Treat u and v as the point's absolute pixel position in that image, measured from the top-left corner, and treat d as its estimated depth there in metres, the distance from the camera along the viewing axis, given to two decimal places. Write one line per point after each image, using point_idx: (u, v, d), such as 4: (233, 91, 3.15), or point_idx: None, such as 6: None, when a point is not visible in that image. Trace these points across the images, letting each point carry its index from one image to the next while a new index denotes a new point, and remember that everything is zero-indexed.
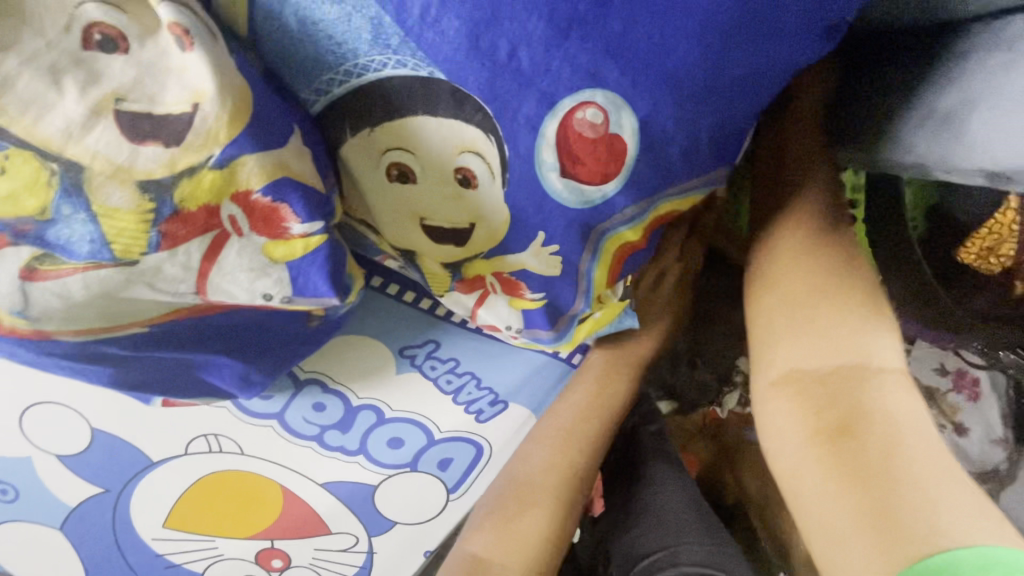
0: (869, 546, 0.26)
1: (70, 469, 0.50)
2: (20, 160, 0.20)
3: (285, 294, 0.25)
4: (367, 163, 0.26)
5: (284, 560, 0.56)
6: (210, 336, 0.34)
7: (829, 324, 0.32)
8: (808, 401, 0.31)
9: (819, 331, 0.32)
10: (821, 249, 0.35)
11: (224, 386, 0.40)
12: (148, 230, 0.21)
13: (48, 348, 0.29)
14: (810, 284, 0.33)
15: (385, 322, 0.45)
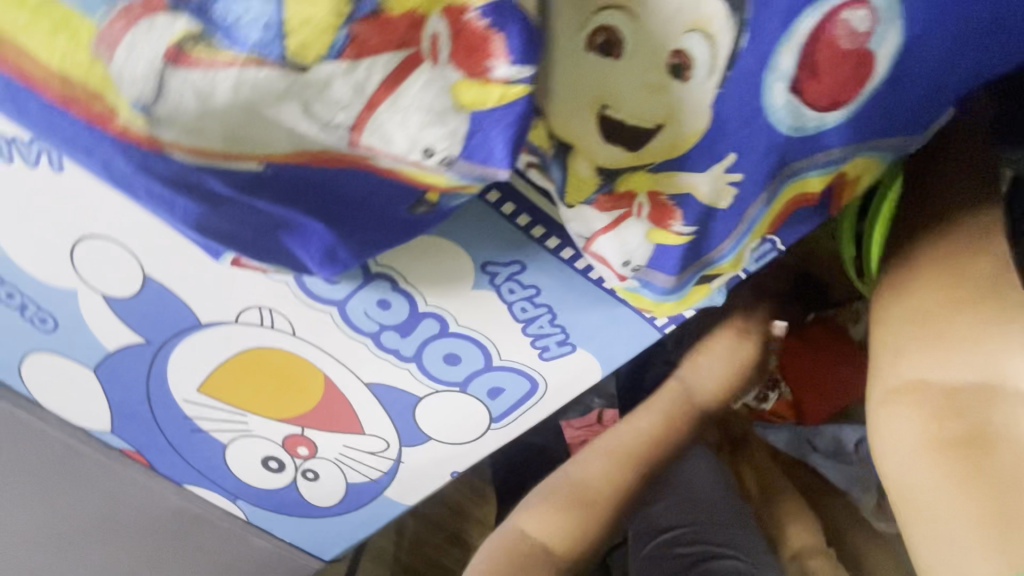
0: (984, 555, 0.34)
1: (114, 312, 0.48)
2: None
3: (448, 159, 0.22)
4: (569, 22, 0.21)
5: (309, 450, 0.55)
6: (314, 198, 0.30)
7: (976, 347, 0.38)
8: (933, 407, 0.38)
9: (947, 347, 0.39)
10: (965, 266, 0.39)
11: (305, 260, 0.37)
12: (340, 25, 0.19)
13: (152, 166, 0.26)
14: (982, 320, 0.38)
15: (474, 231, 0.42)
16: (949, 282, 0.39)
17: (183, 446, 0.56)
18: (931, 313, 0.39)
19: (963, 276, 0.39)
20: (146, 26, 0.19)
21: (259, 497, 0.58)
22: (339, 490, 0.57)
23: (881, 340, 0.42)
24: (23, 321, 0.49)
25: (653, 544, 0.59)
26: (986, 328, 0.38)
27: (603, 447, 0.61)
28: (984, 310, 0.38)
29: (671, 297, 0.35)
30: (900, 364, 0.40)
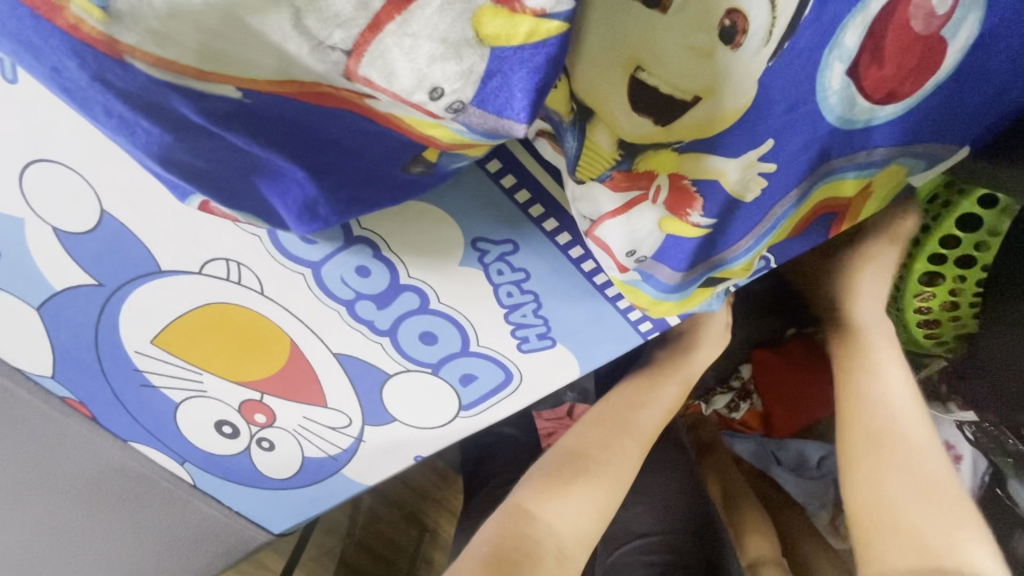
0: None
1: (65, 249, 0.44)
2: None
3: (458, 104, 0.19)
4: None
5: (266, 418, 0.51)
6: (295, 140, 0.27)
7: (946, 535, 0.43)
8: (915, 574, 0.42)
9: (933, 518, 0.44)
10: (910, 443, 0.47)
11: (281, 211, 0.33)
12: None
13: (108, 74, 0.22)
14: (935, 496, 0.45)
15: (468, 202, 0.39)
16: (909, 465, 0.46)
17: (130, 401, 0.52)
18: (902, 493, 0.45)
19: (918, 475, 0.45)
20: None
21: (209, 463, 0.55)
22: (294, 463, 0.53)
23: (856, 523, 0.46)
24: None
25: (622, 550, 0.59)
26: (947, 504, 0.44)
27: (594, 416, 0.55)
28: (934, 494, 0.45)
29: (671, 297, 0.33)
30: (881, 541, 0.44)
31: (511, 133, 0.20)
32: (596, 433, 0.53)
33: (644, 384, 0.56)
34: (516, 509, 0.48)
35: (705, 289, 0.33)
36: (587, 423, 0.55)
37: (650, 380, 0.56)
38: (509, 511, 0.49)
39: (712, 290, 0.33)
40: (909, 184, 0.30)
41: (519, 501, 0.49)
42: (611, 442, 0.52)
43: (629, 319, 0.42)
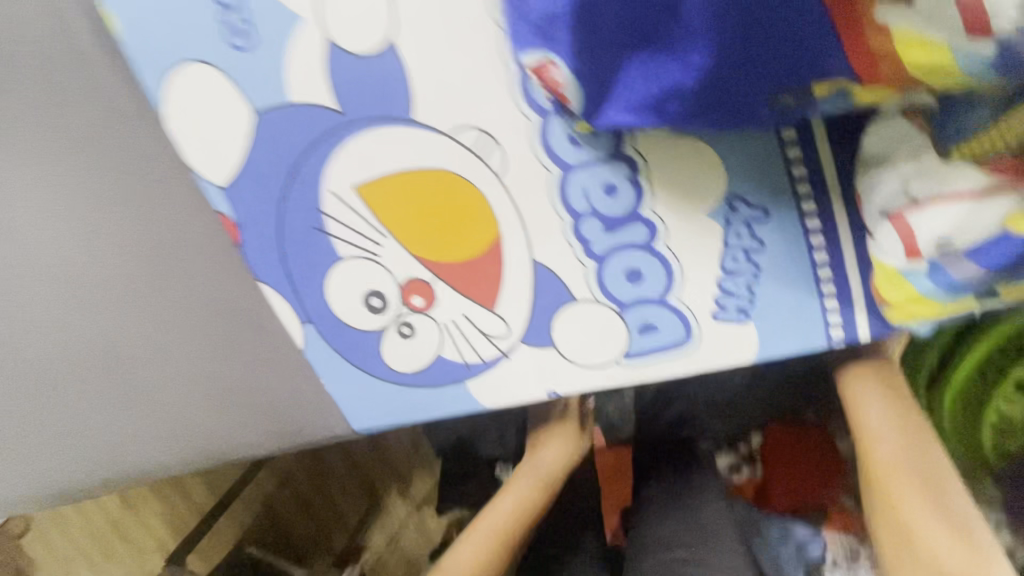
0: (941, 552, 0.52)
1: (325, 64, 0.43)
2: None
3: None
4: None
5: (423, 304, 0.50)
6: (744, 23, 0.29)
7: (907, 425, 0.56)
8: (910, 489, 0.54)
9: (907, 437, 0.56)
10: (901, 405, 0.57)
11: (627, 94, 0.34)
12: None
13: None
14: (902, 426, 0.56)
15: (746, 157, 0.41)
16: (896, 411, 0.56)
17: (290, 241, 0.49)
18: (886, 424, 0.56)
19: (891, 406, 0.57)
20: None
21: (334, 332, 0.52)
22: (424, 359, 0.52)
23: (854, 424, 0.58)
24: (219, 22, 0.43)
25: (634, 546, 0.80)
26: (888, 417, 0.56)
27: (485, 530, 0.70)
28: (886, 417, 0.56)
29: (940, 295, 0.36)
30: (880, 466, 0.55)
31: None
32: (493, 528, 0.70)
33: (514, 517, 0.72)
34: (461, 562, 0.68)
35: (963, 303, 0.37)
36: (477, 538, 0.69)
37: (522, 507, 0.73)
38: (454, 563, 0.68)
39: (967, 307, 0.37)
40: None
41: (463, 557, 0.68)
42: (492, 558, 0.68)
43: (826, 317, 0.44)
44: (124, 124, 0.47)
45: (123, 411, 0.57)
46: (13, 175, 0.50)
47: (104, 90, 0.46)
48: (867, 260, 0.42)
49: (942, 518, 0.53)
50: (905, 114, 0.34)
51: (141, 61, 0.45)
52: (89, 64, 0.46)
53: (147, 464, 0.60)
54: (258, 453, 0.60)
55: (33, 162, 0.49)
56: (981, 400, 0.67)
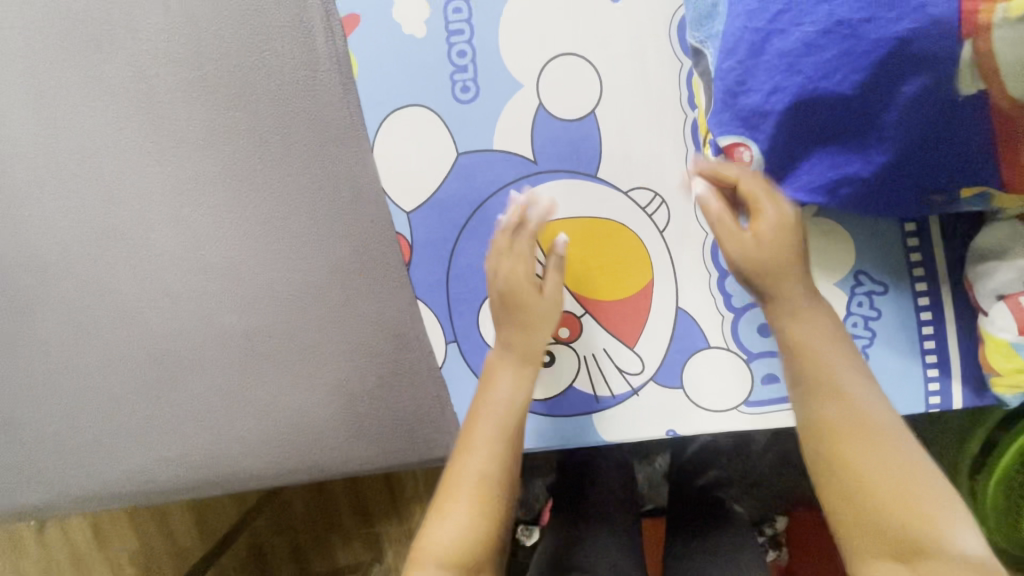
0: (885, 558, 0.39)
1: (532, 123, 0.52)
2: None
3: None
4: None
5: (568, 335, 0.55)
6: (932, 136, 0.38)
7: (836, 367, 0.44)
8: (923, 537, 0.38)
9: (841, 364, 0.44)
10: (823, 318, 0.45)
11: (808, 177, 0.43)
12: None
13: (937, 30, 0.34)
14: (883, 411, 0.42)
15: (869, 241, 0.50)
16: (817, 322, 0.45)
17: (460, 265, 0.55)
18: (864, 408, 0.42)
19: (799, 304, 0.46)
20: None
21: (477, 353, 0.57)
22: (557, 389, 0.56)
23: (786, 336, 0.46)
24: (448, 79, 0.52)
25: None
26: (860, 390, 0.43)
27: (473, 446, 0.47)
28: (825, 346, 0.45)
29: None
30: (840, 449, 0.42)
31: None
32: (485, 441, 0.47)
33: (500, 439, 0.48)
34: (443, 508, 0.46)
35: None
36: (460, 468, 0.47)
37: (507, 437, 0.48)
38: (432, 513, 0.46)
39: None
40: None
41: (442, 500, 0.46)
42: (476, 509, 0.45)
43: (927, 385, 0.51)
44: (334, 145, 0.54)
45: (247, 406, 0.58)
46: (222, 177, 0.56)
47: (328, 114, 0.54)
48: (964, 336, 0.50)
49: (882, 430, 0.42)
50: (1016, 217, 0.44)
51: (373, 100, 0.54)
52: (316, 93, 0.53)
53: (249, 468, 0.59)
54: (359, 475, 0.59)
55: (244, 168, 0.56)
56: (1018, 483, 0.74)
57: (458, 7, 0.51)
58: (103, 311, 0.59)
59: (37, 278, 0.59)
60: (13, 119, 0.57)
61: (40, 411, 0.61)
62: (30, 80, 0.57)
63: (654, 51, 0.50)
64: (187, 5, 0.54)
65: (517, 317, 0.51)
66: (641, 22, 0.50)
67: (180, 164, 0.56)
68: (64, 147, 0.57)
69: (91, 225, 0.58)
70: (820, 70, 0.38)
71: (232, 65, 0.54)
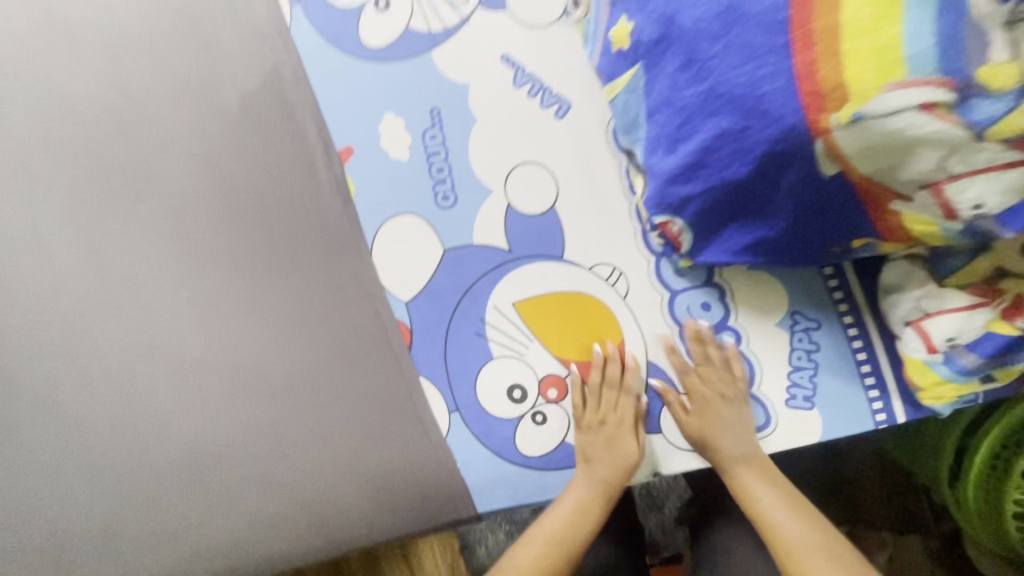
0: None
1: (504, 220, 0.62)
2: (988, 71, 0.36)
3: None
4: None
5: (557, 395, 0.63)
6: (816, 208, 0.47)
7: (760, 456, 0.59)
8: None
9: (760, 457, 0.59)
10: (738, 419, 0.59)
11: (730, 242, 0.53)
12: (999, 138, 0.38)
13: (792, 137, 0.43)
14: (788, 492, 0.59)
15: (799, 286, 0.59)
16: (739, 425, 0.59)
17: (455, 344, 0.63)
18: (772, 484, 0.59)
19: (728, 417, 0.59)
20: (932, 90, 0.37)
21: (478, 419, 0.63)
22: (552, 444, 0.63)
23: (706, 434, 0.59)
24: (430, 191, 0.62)
25: None
26: (771, 470, 0.59)
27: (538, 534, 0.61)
28: (744, 445, 0.59)
29: (957, 378, 0.51)
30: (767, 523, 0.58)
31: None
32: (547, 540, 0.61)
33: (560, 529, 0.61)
34: None
35: (962, 389, 0.52)
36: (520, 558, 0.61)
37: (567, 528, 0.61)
38: None
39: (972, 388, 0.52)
40: None
41: None
42: None
43: (871, 405, 0.59)
44: (340, 253, 0.63)
45: (263, 494, 0.62)
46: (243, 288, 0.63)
47: (331, 228, 0.63)
48: (892, 360, 0.58)
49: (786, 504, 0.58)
50: (908, 257, 0.52)
51: (366, 212, 0.64)
52: (320, 210, 0.63)
53: (272, 553, 0.63)
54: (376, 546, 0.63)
55: (253, 276, 0.63)
56: (997, 484, 0.78)
57: (433, 134, 0.62)
58: (132, 422, 0.63)
59: (68, 397, 0.63)
60: (48, 255, 0.63)
61: (61, 521, 0.63)
62: (64, 219, 0.63)
63: (597, 153, 0.60)
64: (194, 144, 0.63)
65: (611, 460, 0.61)
66: (585, 130, 0.60)
67: (204, 281, 0.63)
68: (84, 271, 0.63)
69: (122, 343, 0.63)
70: (715, 169, 0.48)
71: (240, 193, 0.63)
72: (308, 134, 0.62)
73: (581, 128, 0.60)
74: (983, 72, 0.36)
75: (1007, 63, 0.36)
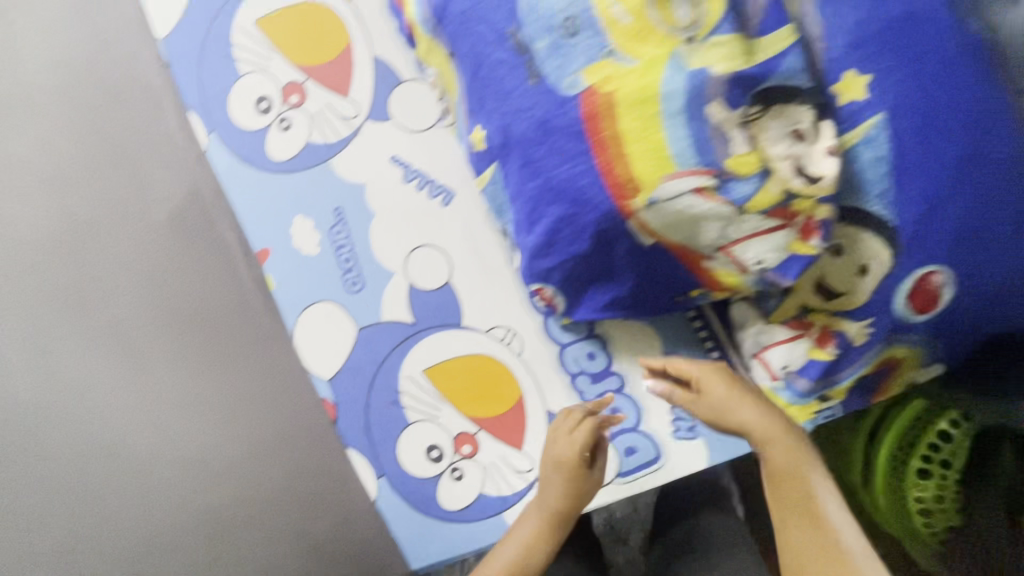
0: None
1: (408, 297, 0.70)
2: (735, 161, 0.46)
3: (831, 215, 0.47)
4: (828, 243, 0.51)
5: (471, 450, 0.69)
6: (648, 270, 0.56)
7: (780, 422, 0.54)
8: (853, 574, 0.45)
9: (779, 423, 0.54)
10: (738, 393, 0.57)
11: (593, 301, 0.61)
12: (757, 210, 0.47)
13: (609, 220, 0.52)
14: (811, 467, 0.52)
15: (668, 329, 0.67)
16: (745, 397, 0.56)
17: (376, 413, 0.70)
18: (791, 456, 0.52)
19: (731, 391, 0.57)
20: (698, 178, 0.47)
21: (402, 482, 0.70)
22: (472, 496, 0.69)
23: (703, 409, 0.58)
24: (340, 279, 0.70)
25: None
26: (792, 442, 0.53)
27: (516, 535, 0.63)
28: (748, 409, 0.56)
29: (798, 399, 0.59)
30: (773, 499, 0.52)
31: (874, 221, 0.49)
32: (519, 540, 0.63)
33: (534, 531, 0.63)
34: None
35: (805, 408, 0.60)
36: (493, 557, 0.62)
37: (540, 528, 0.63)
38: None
39: (815, 406, 0.60)
40: (925, 364, 0.58)
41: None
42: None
43: None
44: (264, 343, 0.71)
45: None
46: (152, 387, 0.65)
47: (257, 321, 0.71)
48: None
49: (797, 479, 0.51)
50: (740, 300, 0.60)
51: (286, 305, 0.72)
52: (244, 306, 0.71)
53: None
54: None
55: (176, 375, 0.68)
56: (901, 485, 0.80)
57: (339, 230, 0.70)
58: (57, 530, 0.64)
59: None
60: None
61: None
62: None
63: (482, 231, 0.69)
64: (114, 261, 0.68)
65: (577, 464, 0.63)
66: (469, 214, 0.69)
67: (138, 383, 0.68)
68: None
69: (37, 451, 0.64)
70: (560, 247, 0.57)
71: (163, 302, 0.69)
72: (230, 245, 0.72)
73: (466, 212, 0.69)
74: (731, 163, 0.46)
75: (746, 155, 0.46)
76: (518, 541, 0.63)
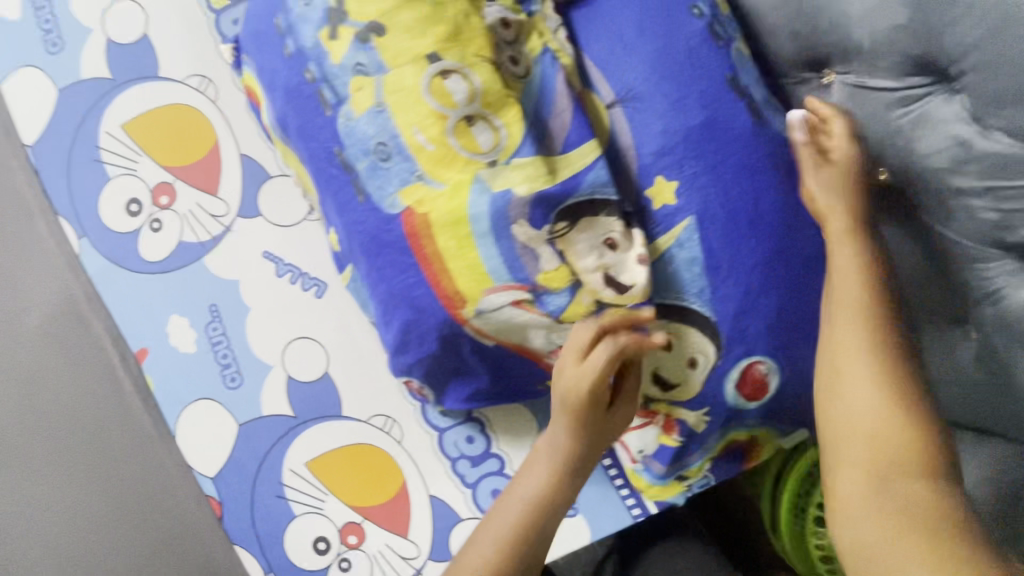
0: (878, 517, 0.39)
1: (287, 390, 0.70)
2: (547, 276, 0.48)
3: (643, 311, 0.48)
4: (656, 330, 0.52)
5: (357, 540, 0.69)
6: (498, 367, 0.58)
7: (864, 344, 0.44)
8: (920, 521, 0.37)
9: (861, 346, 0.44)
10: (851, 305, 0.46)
11: (457, 393, 0.62)
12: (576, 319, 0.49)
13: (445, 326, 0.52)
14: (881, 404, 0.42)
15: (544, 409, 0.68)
16: (854, 315, 0.46)
17: (260, 507, 0.70)
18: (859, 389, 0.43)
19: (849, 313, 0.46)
20: (514, 292, 0.49)
21: None
22: None
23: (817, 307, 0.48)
24: (219, 376, 0.70)
25: None
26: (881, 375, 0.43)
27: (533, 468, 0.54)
28: (846, 327, 0.45)
29: (659, 480, 0.60)
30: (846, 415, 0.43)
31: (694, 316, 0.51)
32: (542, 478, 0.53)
33: (553, 468, 0.53)
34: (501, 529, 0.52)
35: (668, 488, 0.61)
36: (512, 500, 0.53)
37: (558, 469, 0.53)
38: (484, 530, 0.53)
39: (678, 486, 0.61)
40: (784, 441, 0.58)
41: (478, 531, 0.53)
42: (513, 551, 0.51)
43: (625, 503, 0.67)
44: (143, 445, 0.70)
45: None
46: (36, 505, 0.66)
47: (136, 424, 0.70)
48: None
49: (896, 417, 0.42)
50: None
51: (166, 404, 0.71)
52: (124, 409, 0.70)
53: None
54: None
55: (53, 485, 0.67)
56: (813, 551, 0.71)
57: (215, 326, 0.70)
58: None
59: None
60: None
61: None
62: None
63: (357, 322, 0.70)
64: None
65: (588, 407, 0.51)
66: (344, 305, 0.70)
67: None
68: None
69: None
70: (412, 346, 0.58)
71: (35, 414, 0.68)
72: (106, 345, 0.71)
73: (339, 304, 0.70)
74: (542, 277, 0.48)
75: (556, 269, 0.48)
76: (524, 493, 0.53)
